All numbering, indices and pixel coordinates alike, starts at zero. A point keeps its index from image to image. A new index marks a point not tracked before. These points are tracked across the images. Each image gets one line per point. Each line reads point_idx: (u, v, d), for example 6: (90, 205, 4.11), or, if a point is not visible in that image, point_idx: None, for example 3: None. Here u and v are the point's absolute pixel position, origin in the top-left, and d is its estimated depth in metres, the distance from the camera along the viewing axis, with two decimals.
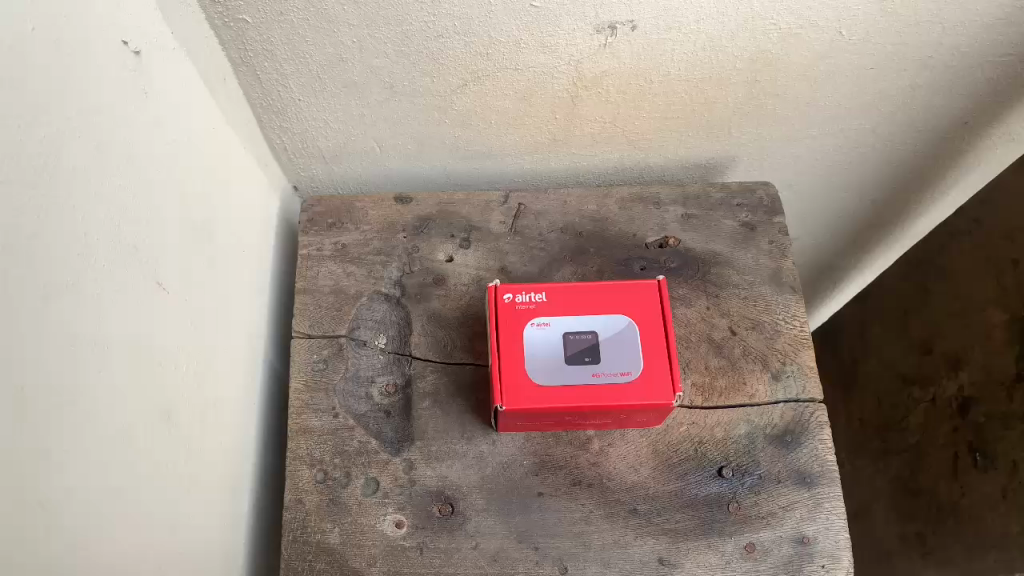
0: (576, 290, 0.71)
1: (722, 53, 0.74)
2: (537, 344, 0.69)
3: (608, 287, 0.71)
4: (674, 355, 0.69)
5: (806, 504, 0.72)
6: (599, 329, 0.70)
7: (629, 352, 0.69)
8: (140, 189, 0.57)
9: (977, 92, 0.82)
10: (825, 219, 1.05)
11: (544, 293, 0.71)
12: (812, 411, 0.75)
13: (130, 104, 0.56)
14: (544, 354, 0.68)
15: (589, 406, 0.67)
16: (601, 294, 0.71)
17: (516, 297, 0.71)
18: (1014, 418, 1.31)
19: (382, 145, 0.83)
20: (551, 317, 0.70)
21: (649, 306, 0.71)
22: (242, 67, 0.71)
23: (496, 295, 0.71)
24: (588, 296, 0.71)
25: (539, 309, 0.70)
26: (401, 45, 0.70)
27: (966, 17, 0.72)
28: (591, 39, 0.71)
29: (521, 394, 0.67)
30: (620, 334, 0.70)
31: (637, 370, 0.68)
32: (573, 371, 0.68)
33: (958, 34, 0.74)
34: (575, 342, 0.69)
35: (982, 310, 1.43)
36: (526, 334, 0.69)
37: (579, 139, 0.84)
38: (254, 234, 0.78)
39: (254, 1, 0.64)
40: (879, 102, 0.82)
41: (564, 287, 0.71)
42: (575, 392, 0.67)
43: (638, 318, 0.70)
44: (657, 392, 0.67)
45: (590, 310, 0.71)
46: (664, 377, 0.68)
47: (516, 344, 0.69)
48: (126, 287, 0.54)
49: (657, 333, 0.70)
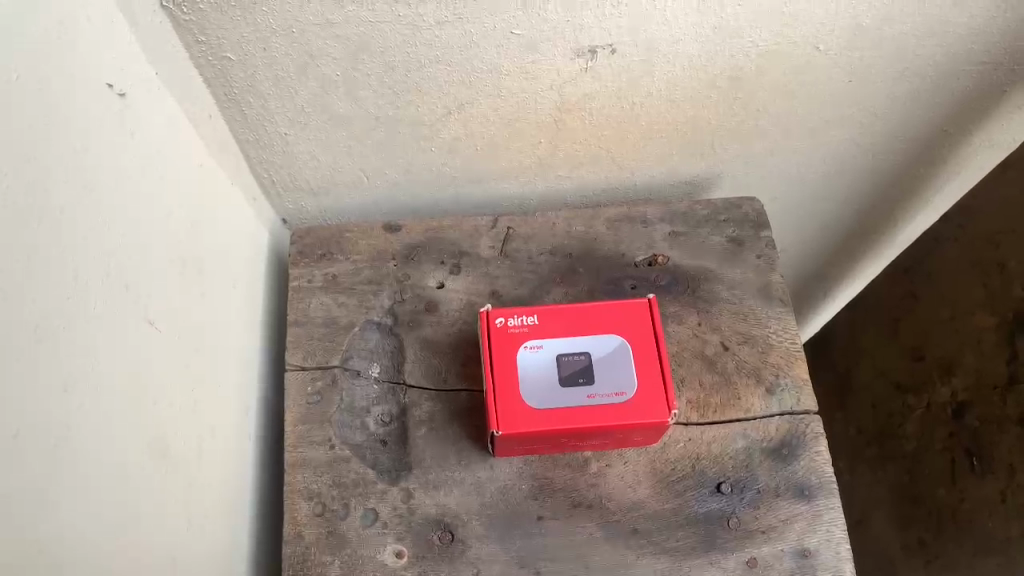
0: (567, 311, 0.72)
1: (703, 73, 0.75)
2: (530, 368, 0.69)
3: (599, 307, 0.72)
4: (668, 372, 0.69)
5: (806, 516, 0.72)
6: (591, 350, 0.70)
7: (622, 375, 0.69)
8: (128, 229, 0.57)
9: (955, 101, 0.83)
10: (812, 230, 1.06)
11: (535, 316, 0.71)
12: (806, 423, 0.75)
13: (117, 145, 0.57)
14: (537, 378, 0.69)
15: (585, 425, 0.67)
16: (592, 315, 0.71)
17: (506, 321, 0.71)
18: (1010, 421, 1.30)
19: (370, 175, 0.83)
20: (542, 339, 0.70)
21: (640, 324, 0.71)
22: (227, 103, 0.72)
23: (487, 318, 0.71)
24: (579, 317, 0.71)
25: (531, 332, 0.70)
26: (384, 76, 0.71)
27: (941, 28, 0.73)
28: (573, 64, 0.72)
29: (516, 416, 0.67)
30: (612, 356, 0.70)
31: (631, 390, 0.68)
32: (566, 394, 0.68)
33: (933, 45, 0.75)
34: (568, 366, 0.69)
35: (971, 315, 1.41)
36: (519, 358, 0.69)
37: (565, 162, 0.85)
38: (243, 266, 0.78)
39: (236, 39, 0.65)
40: (859, 115, 0.83)
41: (554, 309, 0.72)
42: (570, 413, 0.68)
43: (629, 338, 0.71)
44: (651, 410, 0.68)
45: (581, 332, 0.71)
46: (657, 395, 0.68)
47: (510, 369, 0.69)
48: (116, 329, 0.53)
49: (648, 351, 0.70)
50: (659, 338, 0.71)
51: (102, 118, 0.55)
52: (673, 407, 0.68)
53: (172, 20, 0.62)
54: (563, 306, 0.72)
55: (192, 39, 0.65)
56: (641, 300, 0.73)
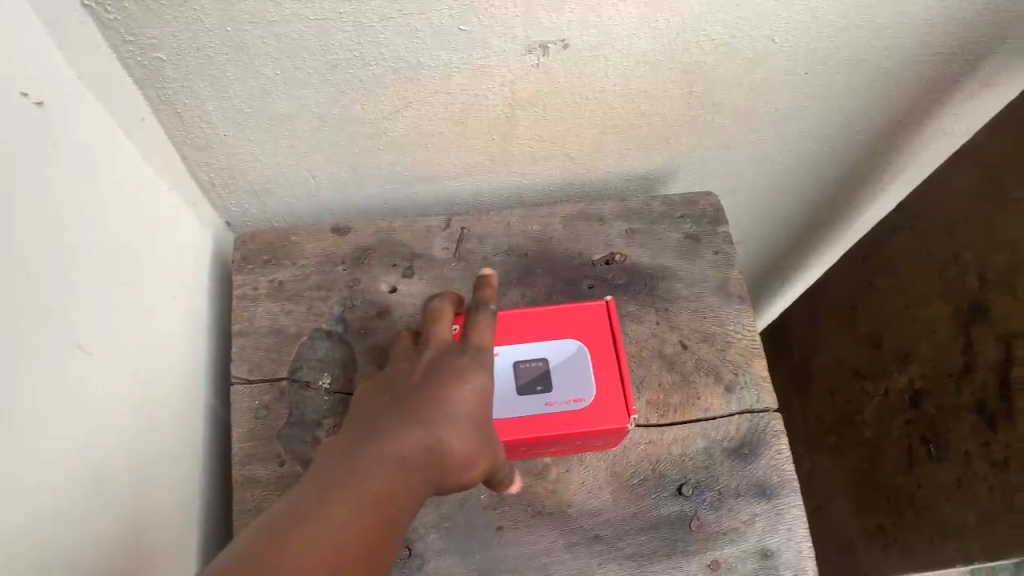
0: (522, 316, 0.70)
1: (656, 67, 0.73)
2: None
3: (558, 311, 0.70)
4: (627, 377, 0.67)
5: (768, 515, 0.71)
6: (549, 355, 0.69)
7: (579, 381, 0.67)
8: (51, 247, 0.53)
9: (909, 91, 0.82)
10: (769, 223, 1.05)
11: None
12: (767, 420, 0.75)
13: (38, 160, 0.53)
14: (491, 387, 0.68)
15: (540, 435, 0.66)
16: (547, 318, 0.70)
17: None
18: (963, 410, 1.15)
19: (317, 176, 0.80)
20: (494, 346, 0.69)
21: (599, 329, 0.69)
22: (161, 105, 0.68)
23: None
24: (537, 322, 0.69)
25: None
26: (326, 74, 0.67)
27: (895, 19, 0.72)
28: (524, 60, 0.69)
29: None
30: (569, 361, 0.68)
31: (589, 397, 0.67)
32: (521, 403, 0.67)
33: (888, 36, 0.74)
34: (523, 373, 0.68)
35: (928, 302, 1.24)
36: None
37: (519, 159, 0.83)
38: (185, 277, 0.75)
39: (168, 38, 0.61)
40: (815, 106, 0.82)
41: (514, 313, 0.70)
42: (526, 423, 0.66)
43: (586, 341, 0.69)
44: (609, 418, 0.66)
45: (539, 337, 0.69)
46: (616, 402, 0.67)
47: None
48: (42, 357, 0.50)
49: (607, 357, 0.68)
50: (618, 342, 0.68)
51: (21, 127, 0.51)
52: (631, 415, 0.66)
53: (99, 25, 0.58)
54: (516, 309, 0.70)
55: (119, 39, 0.61)
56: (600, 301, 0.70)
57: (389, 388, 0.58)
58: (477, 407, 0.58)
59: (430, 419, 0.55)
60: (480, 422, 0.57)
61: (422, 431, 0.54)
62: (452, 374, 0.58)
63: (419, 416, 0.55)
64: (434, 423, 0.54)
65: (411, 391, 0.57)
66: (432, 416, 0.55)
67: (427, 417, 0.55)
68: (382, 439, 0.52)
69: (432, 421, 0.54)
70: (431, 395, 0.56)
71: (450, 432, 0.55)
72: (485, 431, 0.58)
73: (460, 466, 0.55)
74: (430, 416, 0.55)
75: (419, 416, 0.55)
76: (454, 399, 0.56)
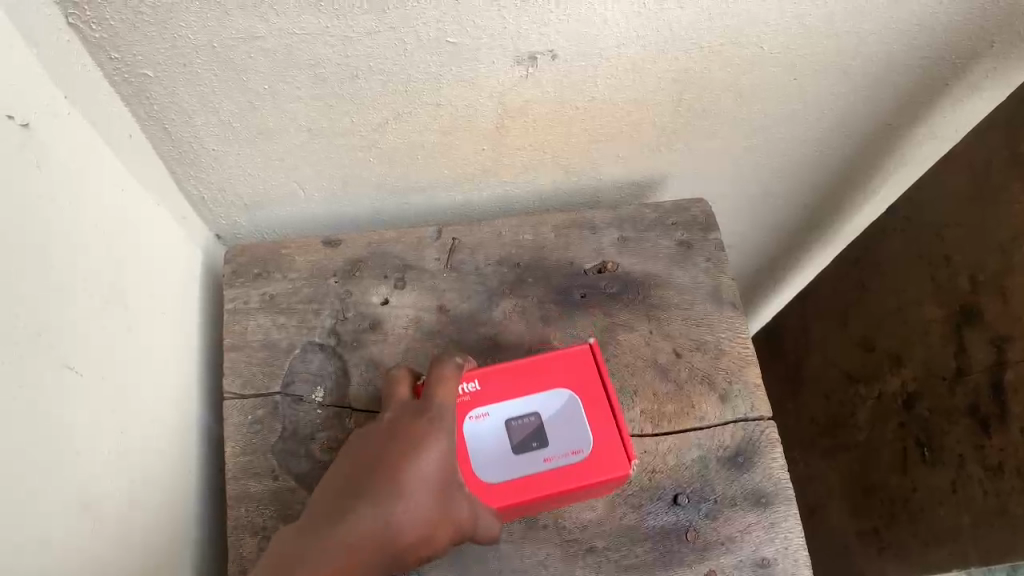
0: (507, 374, 0.69)
1: (645, 76, 0.73)
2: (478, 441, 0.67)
3: (540, 363, 0.69)
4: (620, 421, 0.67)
5: (764, 524, 0.71)
6: (540, 410, 0.68)
7: (575, 430, 0.67)
8: (39, 269, 0.52)
9: (897, 95, 0.82)
10: (760, 227, 1.05)
11: (475, 382, 0.68)
12: (761, 429, 0.75)
13: (23, 182, 0.52)
14: (487, 449, 0.67)
15: (547, 495, 0.66)
16: (534, 372, 0.69)
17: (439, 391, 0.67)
18: (958, 413, 1.16)
19: (306, 188, 0.80)
20: (485, 407, 0.68)
21: (585, 375, 0.69)
22: (148, 120, 0.67)
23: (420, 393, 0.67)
24: (522, 376, 0.69)
25: (473, 399, 0.68)
26: (315, 88, 0.67)
27: (881, 26, 0.72)
28: (512, 71, 0.69)
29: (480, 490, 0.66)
30: (563, 413, 0.68)
31: (587, 448, 0.67)
32: (522, 462, 0.67)
33: (875, 42, 0.74)
34: (519, 431, 0.68)
35: (920, 305, 1.24)
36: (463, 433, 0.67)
37: (510, 168, 0.83)
38: (175, 293, 0.74)
39: (153, 55, 0.60)
40: (804, 111, 0.82)
41: (493, 369, 0.69)
42: (530, 480, 0.66)
43: (577, 394, 0.69)
44: (608, 462, 0.67)
45: (526, 392, 0.69)
46: (613, 446, 0.67)
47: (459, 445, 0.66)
48: (31, 381, 0.50)
49: (599, 403, 0.68)
50: (609, 393, 0.68)
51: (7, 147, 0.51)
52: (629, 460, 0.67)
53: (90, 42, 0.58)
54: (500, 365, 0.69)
55: (105, 57, 0.60)
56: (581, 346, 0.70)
57: (356, 456, 0.62)
58: (434, 475, 0.61)
59: (383, 505, 0.58)
60: (435, 489, 0.61)
61: (375, 518, 0.58)
62: (405, 443, 0.61)
63: (374, 500, 0.58)
64: (390, 501, 0.58)
65: (371, 467, 0.60)
66: (387, 501, 0.58)
67: (384, 500, 0.58)
68: (339, 524, 0.57)
69: (388, 504, 0.58)
70: (387, 475, 0.59)
71: (407, 508, 0.59)
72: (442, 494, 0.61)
73: (419, 534, 0.60)
74: (387, 501, 0.58)
75: (375, 500, 0.58)
76: (409, 470, 0.60)
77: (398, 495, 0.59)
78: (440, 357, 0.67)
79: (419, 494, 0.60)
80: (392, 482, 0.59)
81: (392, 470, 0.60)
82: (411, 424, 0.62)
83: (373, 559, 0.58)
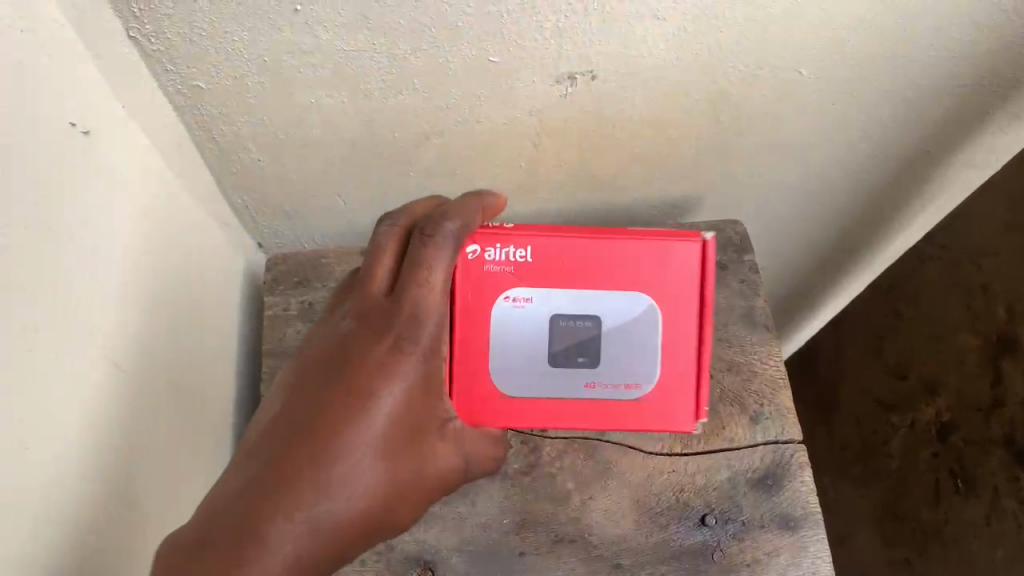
0: (572, 270, 0.64)
1: (683, 97, 0.74)
2: (521, 315, 0.65)
3: (624, 248, 0.64)
4: (709, 315, 0.65)
5: (791, 548, 0.70)
6: (603, 315, 0.65)
7: (643, 355, 0.66)
8: (91, 270, 0.55)
9: (936, 121, 0.82)
10: (795, 251, 1.05)
11: (529, 250, 0.64)
12: (791, 452, 0.74)
13: (79, 187, 0.54)
14: (531, 317, 0.65)
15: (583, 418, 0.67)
16: (612, 256, 0.64)
17: (495, 251, 0.64)
18: (993, 443, 1.27)
19: (347, 200, 0.82)
20: (535, 290, 0.65)
21: (676, 286, 0.65)
22: (196, 130, 0.69)
23: (471, 265, 0.64)
24: (591, 274, 0.65)
25: (521, 278, 0.64)
26: (359, 103, 0.69)
27: (922, 52, 0.72)
28: (552, 90, 0.70)
29: (496, 419, 0.65)
30: (631, 318, 0.65)
31: (648, 385, 0.66)
32: (562, 369, 0.66)
33: (915, 68, 0.74)
34: (568, 336, 0.66)
35: (957, 335, 1.35)
36: (495, 313, 0.64)
37: (546, 185, 0.84)
38: (218, 299, 0.77)
39: (206, 67, 0.62)
40: (841, 133, 0.82)
41: (557, 244, 0.64)
42: (570, 411, 0.66)
43: (653, 285, 0.65)
44: (675, 415, 0.67)
45: (587, 288, 0.65)
46: (687, 394, 0.67)
47: (483, 327, 0.65)
48: (81, 378, 0.52)
49: (676, 314, 0.65)
50: (705, 304, 0.65)
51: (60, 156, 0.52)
52: (705, 412, 0.66)
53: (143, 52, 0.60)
54: (570, 235, 0.64)
55: (161, 69, 0.62)
56: (688, 238, 0.64)
57: (306, 395, 0.53)
58: (401, 426, 0.54)
59: (342, 472, 0.50)
60: (401, 449, 0.54)
61: (330, 494, 0.49)
62: (371, 386, 0.53)
63: (325, 474, 0.49)
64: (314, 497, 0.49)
65: (324, 418, 0.51)
66: (345, 468, 0.50)
67: (339, 472, 0.50)
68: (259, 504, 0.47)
69: (345, 477, 0.50)
70: (344, 434, 0.51)
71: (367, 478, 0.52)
72: (409, 452, 0.55)
73: (383, 502, 0.53)
74: (344, 469, 0.50)
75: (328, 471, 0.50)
76: (372, 424, 0.52)
77: (358, 461, 0.51)
78: (436, 223, 0.57)
79: (382, 456, 0.53)
80: (350, 443, 0.51)
81: (350, 425, 0.51)
82: (384, 357, 0.54)
83: (332, 550, 0.50)
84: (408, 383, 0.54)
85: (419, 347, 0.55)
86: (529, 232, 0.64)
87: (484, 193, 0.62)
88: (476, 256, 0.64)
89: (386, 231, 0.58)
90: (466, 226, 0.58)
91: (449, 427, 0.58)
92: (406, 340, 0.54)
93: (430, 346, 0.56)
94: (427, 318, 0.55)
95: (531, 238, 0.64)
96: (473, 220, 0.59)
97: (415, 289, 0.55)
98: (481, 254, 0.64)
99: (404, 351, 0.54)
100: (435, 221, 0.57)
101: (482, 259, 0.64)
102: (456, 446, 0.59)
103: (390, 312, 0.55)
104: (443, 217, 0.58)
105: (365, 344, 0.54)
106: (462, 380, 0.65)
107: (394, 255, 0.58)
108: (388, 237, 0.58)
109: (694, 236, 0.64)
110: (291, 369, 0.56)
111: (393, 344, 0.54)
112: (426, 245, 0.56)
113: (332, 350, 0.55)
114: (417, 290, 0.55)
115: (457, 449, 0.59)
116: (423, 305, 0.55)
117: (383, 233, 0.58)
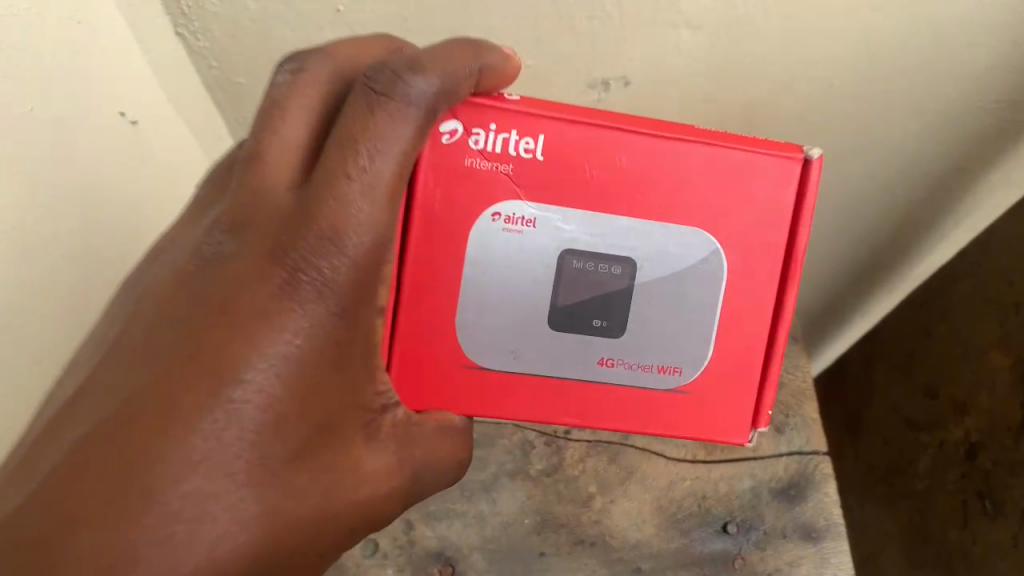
0: (598, 183, 0.45)
1: (717, 115, 0.70)
2: (515, 241, 0.46)
3: (694, 159, 0.45)
4: (798, 276, 0.47)
5: (813, 560, 0.70)
6: (640, 256, 0.47)
7: (690, 328, 0.48)
8: (113, 255, 0.56)
9: (969, 147, 0.72)
10: None
11: (538, 139, 0.45)
12: (816, 464, 0.74)
13: (117, 173, 0.56)
14: (530, 246, 0.46)
15: (583, 409, 0.48)
16: (663, 165, 0.45)
17: (490, 135, 0.44)
18: None
19: None
20: (542, 207, 0.45)
21: (766, 226, 0.46)
22: (236, 124, 0.70)
23: (450, 154, 0.44)
24: (618, 184, 0.45)
25: (509, 180, 0.45)
26: None
27: (966, 64, 0.64)
28: (585, 94, 0.68)
29: (442, 396, 0.47)
30: (679, 266, 0.47)
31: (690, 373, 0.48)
32: (569, 331, 0.47)
33: (947, 84, 0.66)
34: (584, 284, 0.47)
35: None
36: (470, 232, 0.45)
37: None
38: None
39: (242, 64, 0.63)
40: (876, 149, 0.73)
41: (574, 133, 0.45)
42: (568, 396, 0.48)
43: (721, 215, 0.46)
44: (718, 419, 0.49)
45: (615, 210, 0.46)
46: (742, 389, 0.48)
47: (445, 261, 0.45)
48: None
49: (756, 274, 0.47)
50: (793, 258, 0.47)
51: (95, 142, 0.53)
52: (767, 418, 0.48)
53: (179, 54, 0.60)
54: (609, 127, 0.45)
55: (206, 64, 0.63)
56: (786, 156, 0.46)
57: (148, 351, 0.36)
58: (291, 421, 0.37)
59: (195, 487, 0.33)
60: (296, 453, 0.37)
61: (176, 513, 0.33)
62: (247, 347, 0.35)
63: (168, 519, 0.33)
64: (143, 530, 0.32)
65: (169, 400, 0.34)
66: (188, 495, 0.33)
67: (187, 517, 0.33)
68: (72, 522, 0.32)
69: (198, 521, 0.33)
70: (198, 434, 0.34)
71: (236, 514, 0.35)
72: (310, 459, 0.38)
73: (266, 556, 0.36)
74: (198, 504, 0.33)
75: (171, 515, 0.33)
76: (240, 414, 0.35)
77: (223, 489, 0.34)
78: (376, 86, 0.38)
79: (266, 467, 0.36)
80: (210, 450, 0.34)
81: (208, 409, 0.34)
82: (270, 302, 0.36)
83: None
84: (309, 348, 0.37)
85: (326, 282, 0.37)
86: (549, 110, 0.45)
87: (487, 44, 0.43)
88: (458, 140, 0.44)
89: (285, 80, 0.40)
90: (429, 99, 0.39)
91: (377, 430, 0.41)
92: (308, 270, 0.37)
93: (340, 281, 0.37)
94: (342, 239, 0.37)
95: (549, 123, 0.45)
96: (459, 87, 0.41)
97: (329, 195, 0.37)
98: (471, 137, 0.44)
99: (305, 298, 0.37)
100: (393, 71, 0.39)
101: (470, 149, 0.44)
102: (391, 446, 0.42)
103: (285, 224, 0.37)
104: (403, 66, 0.39)
105: (243, 277, 0.36)
106: (411, 333, 0.46)
107: (304, 138, 0.40)
108: (305, 93, 0.40)
109: (796, 152, 0.46)
110: (136, 305, 0.39)
111: (288, 281, 0.36)
112: (365, 111, 0.38)
113: (190, 280, 0.38)
114: (334, 197, 0.37)
115: (391, 448, 0.42)
116: (339, 216, 0.37)
117: (285, 92, 0.40)
